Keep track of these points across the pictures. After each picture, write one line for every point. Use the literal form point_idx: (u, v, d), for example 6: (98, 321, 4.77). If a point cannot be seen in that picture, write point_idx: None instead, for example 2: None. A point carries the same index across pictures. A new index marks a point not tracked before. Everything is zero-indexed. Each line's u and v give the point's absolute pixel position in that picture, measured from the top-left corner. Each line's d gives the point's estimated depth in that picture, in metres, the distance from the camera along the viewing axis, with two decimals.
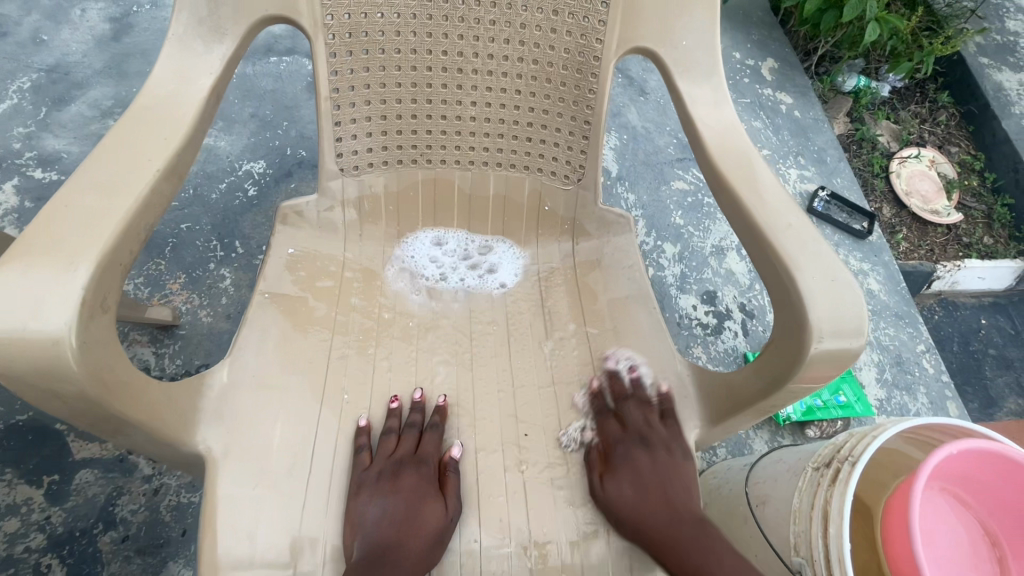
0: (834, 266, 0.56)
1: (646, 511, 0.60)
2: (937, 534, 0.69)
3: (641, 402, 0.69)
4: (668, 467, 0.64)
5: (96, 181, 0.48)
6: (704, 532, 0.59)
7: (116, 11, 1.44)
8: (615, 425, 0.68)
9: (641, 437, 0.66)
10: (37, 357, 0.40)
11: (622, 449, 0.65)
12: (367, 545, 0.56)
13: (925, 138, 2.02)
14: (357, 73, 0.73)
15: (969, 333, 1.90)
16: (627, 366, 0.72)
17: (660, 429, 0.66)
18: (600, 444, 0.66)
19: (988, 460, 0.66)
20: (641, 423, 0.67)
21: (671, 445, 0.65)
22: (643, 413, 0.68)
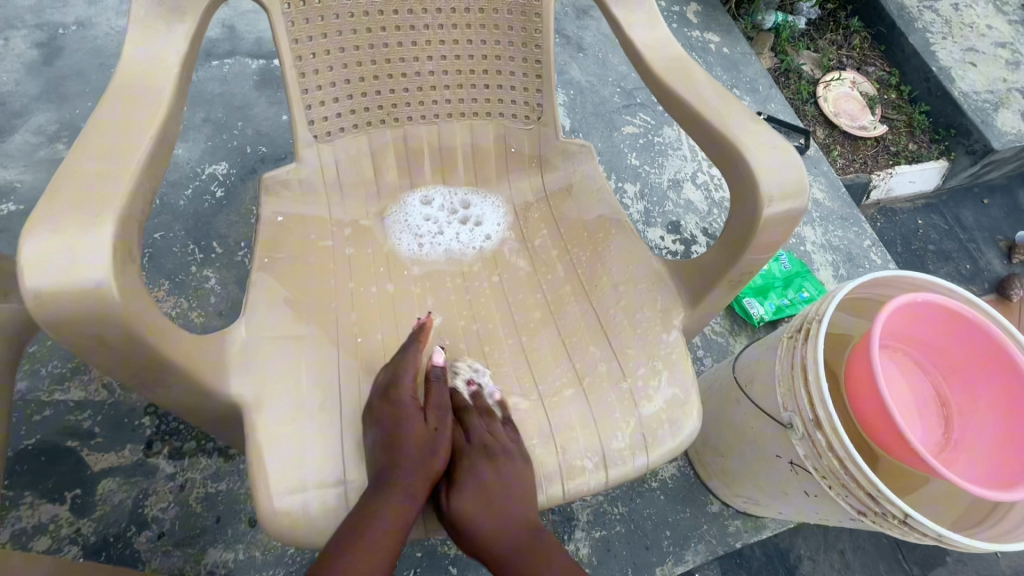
0: (772, 137, 0.64)
1: (493, 518, 0.62)
2: (894, 387, 0.80)
3: (481, 412, 0.68)
4: (509, 474, 0.63)
5: (93, 151, 0.51)
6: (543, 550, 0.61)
7: (42, 36, 1.41)
8: (457, 437, 0.66)
9: (485, 446, 0.65)
10: (87, 304, 0.43)
11: (468, 455, 0.64)
12: (374, 468, 0.60)
13: (845, 62, 2.17)
14: (316, 39, 0.76)
15: (909, 234, 2.07)
16: (466, 382, 0.71)
17: (498, 437, 0.65)
18: (447, 448, 0.65)
19: (947, 322, 0.76)
20: (483, 433, 0.66)
21: (511, 450, 0.64)
22: (485, 422, 0.67)
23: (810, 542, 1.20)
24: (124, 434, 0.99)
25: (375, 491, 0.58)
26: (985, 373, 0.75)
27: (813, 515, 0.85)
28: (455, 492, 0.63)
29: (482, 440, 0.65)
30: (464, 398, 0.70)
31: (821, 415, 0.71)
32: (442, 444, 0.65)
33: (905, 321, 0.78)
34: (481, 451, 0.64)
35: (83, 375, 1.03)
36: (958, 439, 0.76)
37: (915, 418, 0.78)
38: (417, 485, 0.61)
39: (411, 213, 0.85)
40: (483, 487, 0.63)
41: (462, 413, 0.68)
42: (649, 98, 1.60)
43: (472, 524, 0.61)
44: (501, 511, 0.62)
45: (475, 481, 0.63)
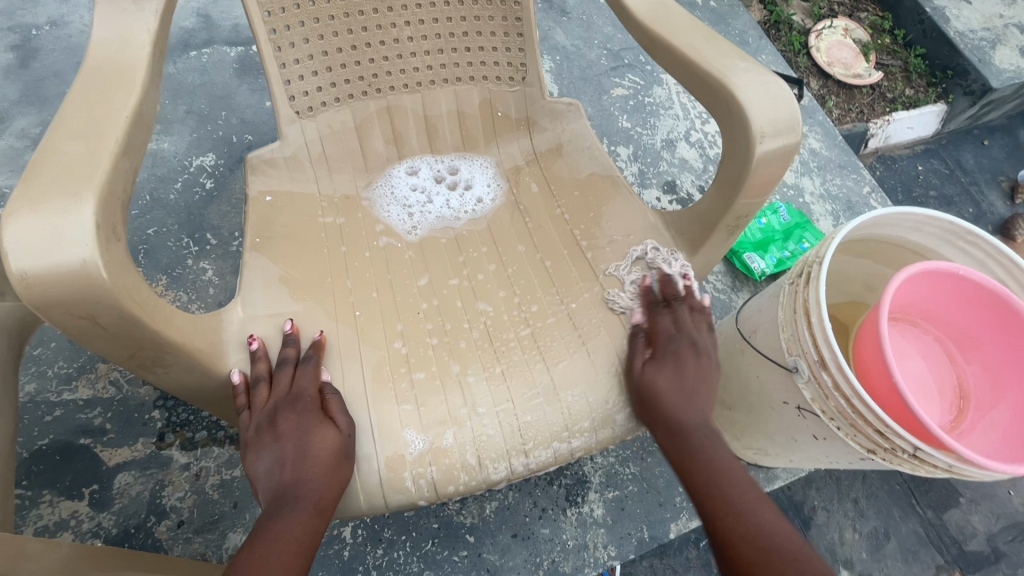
0: (762, 73, 0.62)
1: (680, 394, 0.65)
2: (915, 364, 0.80)
3: (691, 307, 0.72)
4: (707, 367, 0.67)
5: (69, 134, 0.50)
6: (713, 434, 0.64)
7: (15, 39, 1.39)
8: (669, 319, 0.70)
9: (692, 340, 0.69)
10: (73, 282, 0.43)
11: (672, 341, 0.69)
12: (269, 492, 0.58)
13: (835, 10, 2.12)
14: (289, 11, 0.74)
15: (909, 181, 2.03)
16: (680, 274, 0.74)
17: (700, 335, 0.69)
18: (646, 326, 0.70)
19: (987, 308, 0.73)
20: (670, 326, 0.69)
21: (699, 351, 0.68)
22: (689, 317, 0.71)
23: (823, 493, 1.21)
24: (135, 428, 1.00)
25: (270, 515, 0.56)
26: (1019, 376, 0.72)
27: (822, 459, 0.85)
28: (660, 366, 0.66)
29: (677, 326, 0.69)
30: (676, 288, 0.73)
31: (825, 355, 0.70)
32: (641, 323, 0.71)
33: (946, 294, 0.76)
34: (689, 343, 0.68)
35: (89, 373, 1.04)
36: (965, 429, 0.75)
37: (925, 398, 0.78)
38: (321, 497, 0.57)
39: (401, 189, 0.84)
40: (683, 370, 0.66)
41: (672, 300, 0.72)
42: (636, 58, 1.57)
43: (659, 398, 0.64)
44: (682, 394, 0.65)
45: (675, 364, 0.67)
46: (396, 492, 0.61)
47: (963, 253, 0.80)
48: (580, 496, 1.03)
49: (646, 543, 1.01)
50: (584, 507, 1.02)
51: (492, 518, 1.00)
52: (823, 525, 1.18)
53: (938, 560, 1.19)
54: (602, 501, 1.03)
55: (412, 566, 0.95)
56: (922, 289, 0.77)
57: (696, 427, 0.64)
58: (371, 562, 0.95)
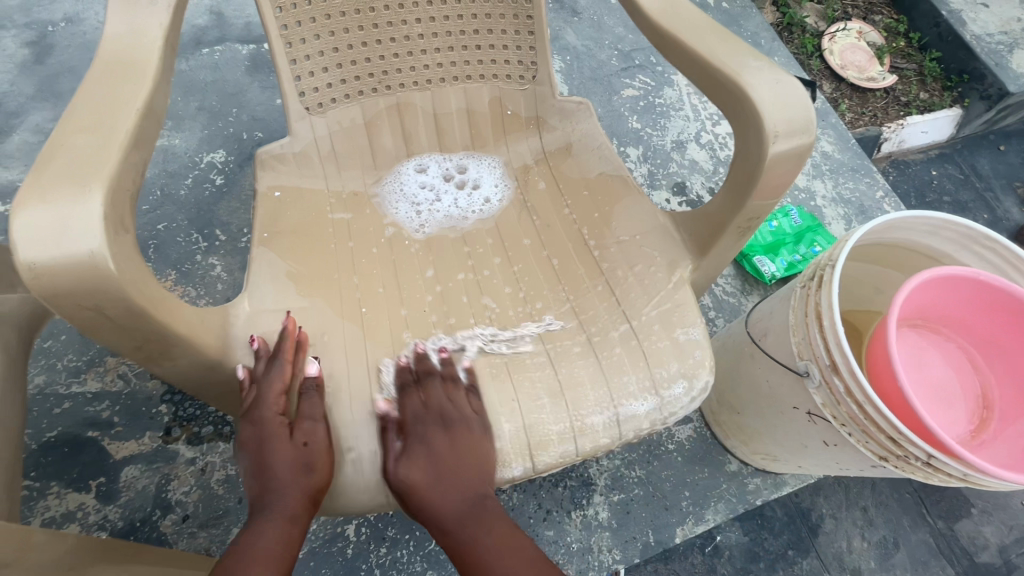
0: (776, 73, 0.61)
1: (432, 484, 0.61)
2: (935, 373, 0.79)
3: (445, 379, 0.66)
4: (461, 443, 0.63)
5: (79, 127, 0.50)
6: (480, 508, 0.62)
7: (32, 35, 1.40)
8: (417, 400, 0.65)
9: (441, 416, 0.64)
10: (82, 274, 0.43)
11: (418, 424, 0.63)
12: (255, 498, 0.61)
13: (849, 12, 2.10)
14: (301, 7, 0.74)
15: (923, 186, 2.00)
16: (436, 348, 0.70)
17: (455, 411, 0.64)
18: (395, 414, 0.63)
19: (1011, 315, 0.72)
20: (420, 408, 0.64)
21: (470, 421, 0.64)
22: (446, 389, 0.66)
23: (831, 501, 1.19)
24: (142, 422, 1.01)
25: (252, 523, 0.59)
26: None
27: (834, 466, 0.84)
28: (409, 458, 0.61)
29: (428, 407, 0.64)
30: (429, 362, 0.68)
31: (837, 359, 0.69)
32: (387, 412, 0.63)
33: (966, 302, 0.75)
34: (438, 420, 0.64)
35: (98, 366, 1.04)
36: (989, 439, 0.73)
37: (947, 406, 0.77)
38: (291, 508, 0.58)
39: (410, 186, 0.83)
40: (434, 454, 0.62)
41: (423, 377, 0.67)
42: (647, 59, 1.56)
43: (418, 494, 0.60)
44: (440, 478, 0.62)
45: (425, 449, 0.62)
46: (400, 491, 0.61)
47: (983, 258, 0.78)
48: (585, 499, 1.02)
49: (652, 547, 1.00)
50: (589, 510, 1.02)
51: None
52: (831, 533, 1.16)
53: (949, 572, 1.16)
54: (607, 503, 1.02)
55: (415, 565, 0.95)
56: (941, 296, 0.76)
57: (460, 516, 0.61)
58: (375, 560, 0.94)
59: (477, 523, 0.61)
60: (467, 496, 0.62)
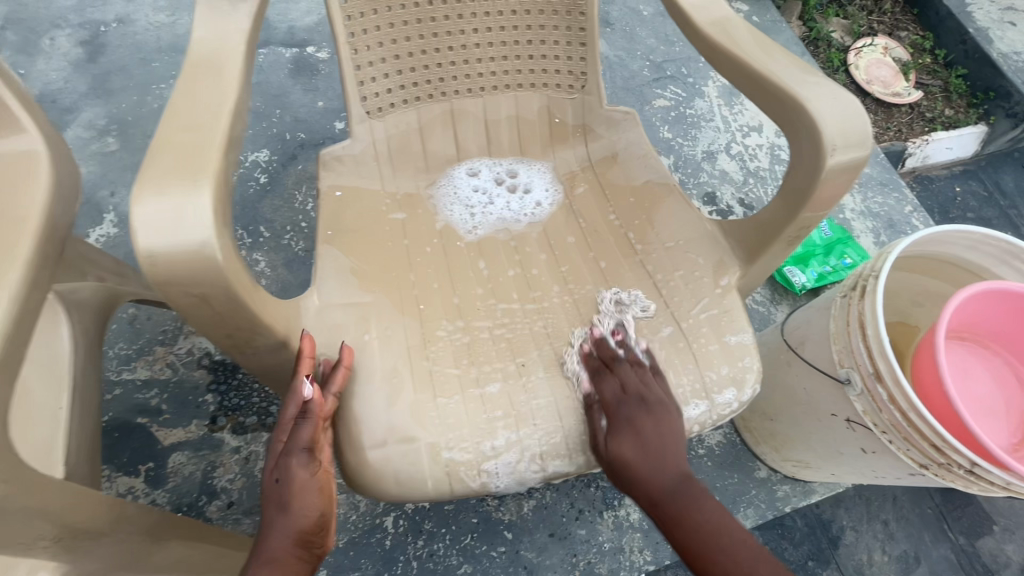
0: (832, 89, 0.64)
1: (646, 465, 0.63)
2: (980, 385, 0.80)
3: (632, 363, 0.69)
4: (664, 423, 0.64)
5: (181, 126, 0.54)
6: (690, 488, 0.62)
7: (85, 34, 1.45)
8: (615, 384, 0.67)
9: (641, 397, 0.65)
10: (194, 262, 0.46)
11: (622, 406, 0.65)
12: None
13: (875, 28, 2.12)
14: (368, 15, 0.78)
15: (947, 202, 2.00)
16: (612, 328, 0.73)
17: (654, 389, 0.66)
18: (594, 396, 0.68)
19: None
20: (622, 390, 0.66)
21: (664, 400, 0.66)
22: (637, 372, 0.68)
23: (852, 512, 1.19)
24: (189, 410, 1.04)
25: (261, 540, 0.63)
26: None
27: (869, 473, 0.85)
28: (618, 436, 0.64)
29: (624, 390, 0.66)
30: (610, 347, 0.71)
31: (880, 368, 0.71)
32: (589, 393, 0.68)
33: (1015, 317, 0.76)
34: (637, 400, 0.65)
35: (148, 355, 1.08)
36: None
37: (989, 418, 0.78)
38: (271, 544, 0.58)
39: (462, 191, 0.86)
40: (642, 436, 0.63)
41: (612, 361, 0.69)
42: (679, 70, 1.59)
43: (630, 470, 0.63)
44: (651, 457, 0.63)
45: (631, 429, 0.64)
46: (460, 482, 0.63)
47: None
48: (617, 500, 1.04)
49: None
50: (621, 511, 1.03)
51: (530, 515, 1.01)
52: (852, 545, 1.16)
53: None
54: (639, 505, 1.04)
55: (451, 559, 0.97)
56: (988, 310, 0.77)
57: (670, 496, 0.62)
58: (412, 552, 0.97)
59: (688, 501, 0.61)
60: (681, 474, 0.63)
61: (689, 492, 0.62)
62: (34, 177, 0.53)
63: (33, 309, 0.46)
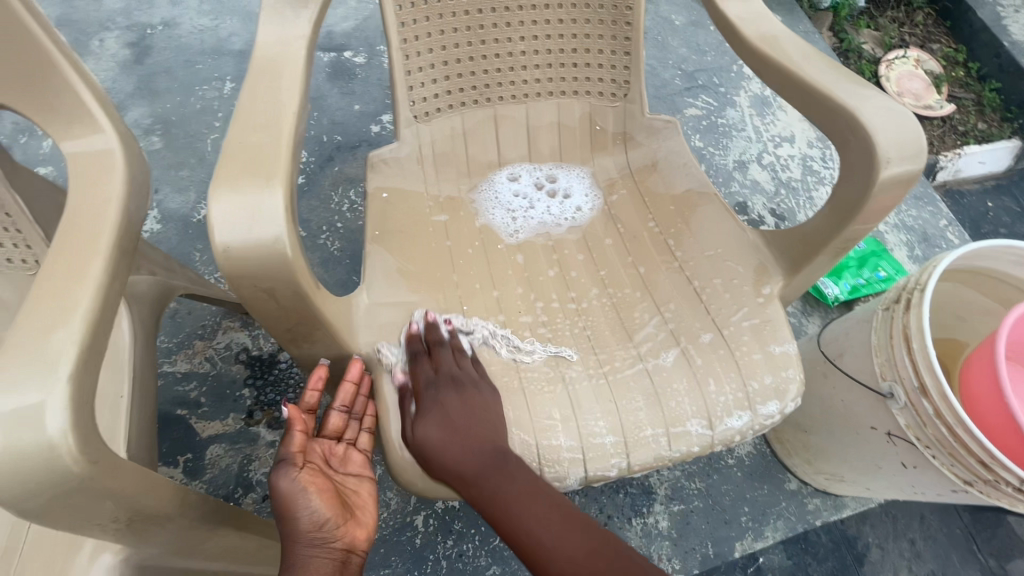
0: (885, 101, 0.64)
1: (452, 446, 0.64)
2: None
3: (454, 350, 0.70)
4: (473, 402, 0.66)
5: (251, 126, 0.56)
6: (502, 463, 0.63)
7: (132, 36, 1.50)
8: (428, 368, 0.68)
9: (452, 378, 0.67)
10: (266, 257, 0.48)
11: (432, 388, 0.67)
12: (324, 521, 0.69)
13: (907, 40, 2.10)
14: (420, 23, 0.80)
15: (978, 218, 1.94)
16: (443, 319, 0.73)
17: (467, 370, 0.69)
18: (408, 382, 0.67)
19: None
20: (455, 368, 0.68)
21: (478, 380, 0.68)
22: (454, 357, 0.70)
23: (878, 530, 1.09)
24: (227, 404, 1.06)
25: None
26: None
27: (907, 488, 0.85)
28: (424, 418, 0.64)
29: (441, 373, 0.68)
30: (438, 333, 0.71)
31: (926, 382, 0.70)
32: (404, 381, 0.67)
33: None
34: (449, 382, 0.67)
35: (188, 349, 1.11)
36: None
37: None
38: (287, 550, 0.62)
39: (503, 195, 0.88)
40: (448, 415, 0.65)
41: (434, 346, 0.70)
42: (711, 79, 1.59)
43: (432, 455, 0.63)
44: (453, 440, 0.64)
45: (439, 410, 0.65)
46: None
47: None
48: (646, 507, 1.04)
49: (711, 560, 1.01)
50: (649, 518, 1.04)
51: None
52: (878, 564, 1.06)
53: None
54: (668, 513, 1.04)
55: (480, 560, 0.98)
56: None
57: (478, 476, 0.63)
58: (442, 552, 0.98)
59: (501, 478, 0.63)
60: (494, 452, 0.64)
61: (500, 472, 0.63)
62: (112, 176, 0.56)
63: (115, 301, 0.49)
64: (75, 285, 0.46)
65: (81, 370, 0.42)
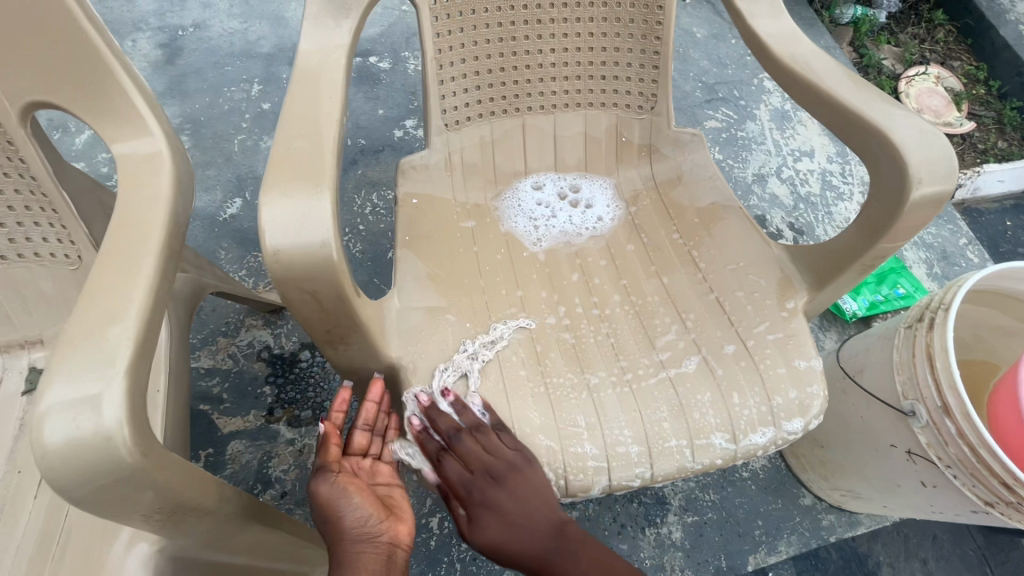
0: (916, 122, 0.65)
1: (512, 539, 0.64)
2: None
3: (470, 430, 0.65)
4: (517, 488, 0.63)
5: (297, 133, 0.57)
6: (561, 542, 0.64)
7: (164, 37, 1.54)
8: (457, 464, 0.65)
9: (485, 471, 0.64)
10: (312, 261, 0.50)
11: (472, 490, 0.64)
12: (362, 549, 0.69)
13: (927, 57, 2.10)
14: (454, 34, 0.82)
15: (996, 235, 1.89)
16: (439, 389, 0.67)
17: (497, 457, 0.64)
18: (441, 481, 0.66)
19: None
20: (483, 459, 0.64)
21: (512, 462, 0.64)
22: (475, 440, 0.65)
23: (889, 548, 1.08)
24: (249, 400, 1.08)
25: None
26: None
27: (926, 507, 0.85)
28: (479, 521, 0.64)
29: (472, 466, 0.64)
30: (447, 413, 0.66)
31: (950, 402, 0.70)
32: (435, 479, 0.66)
33: None
34: (484, 477, 0.64)
35: (211, 345, 1.13)
36: None
37: None
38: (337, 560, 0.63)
39: (528, 204, 0.89)
40: (500, 513, 0.64)
41: (451, 438, 0.65)
42: (731, 92, 1.60)
43: (498, 548, 0.64)
44: (512, 530, 0.64)
45: (491, 509, 0.64)
46: None
47: None
48: (660, 517, 1.05)
49: (724, 572, 1.01)
50: (663, 528, 1.04)
51: None
52: None
53: None
54: (681, 524, 1.04)
55: (493, 564, 0.98)
56: None
57: (544, 556, 0.64)
58: (457, 554, 0.99)
59: (563, 553, 0.64)
60: (549, 529, 0.64)
61: (563, 548, 0.64)
62: (161, 177, 0.58)
63: (165, 299, 0.50)
64: (130, 282, 0.48)
65: (136, 364, 0.44)
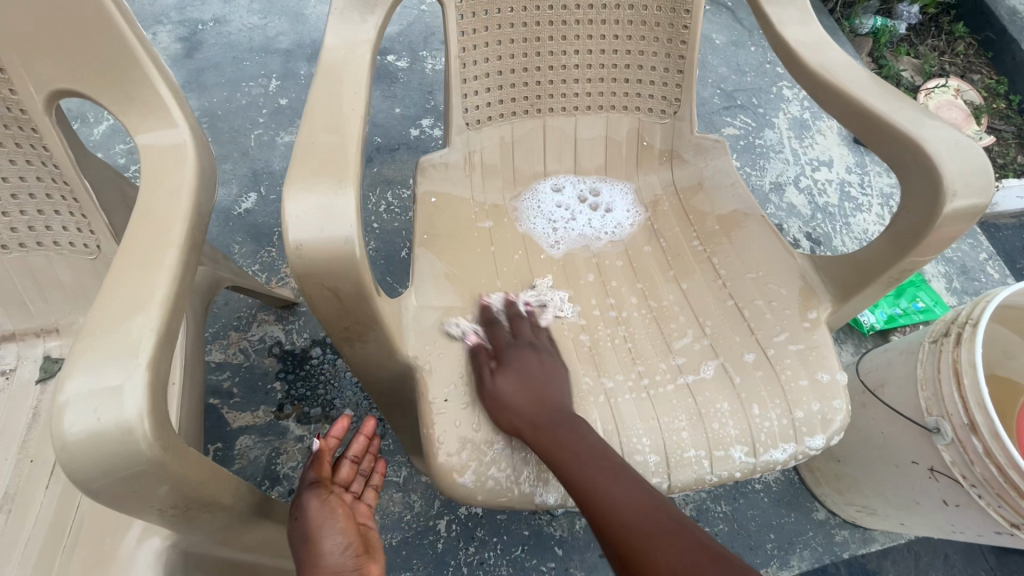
0: (949, 132, 0.63)
1: (523, 399, 0.65)
2: None
3: (533, 323, 0.74)
4: (553, 371, 0.69)
5: (321, 128, 0.57)
6: (571, 424, 0.64)
7: (184, 31, 1.54)
8: (508, 333, 0.72)
9: (532, 343, 0.71)
10: (336, 257, 0.49)
11: (510, 351, 0.70)
12: None
13: (947, 69, 2.07)
14: (479, 32, 0.81)
15: (1014, 251, 1.86)
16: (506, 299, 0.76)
17: (544, 341, 0.73)
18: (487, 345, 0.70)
19: None
20: (529, 334, 0.72)
21: (553, 353, 0.72)
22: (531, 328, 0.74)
23: (899, 565, 1.06)
24: (259, 396, 1.07)
25: None
26: None
27: (947, 527, 0.83)
28: (501, 372, 0.67)
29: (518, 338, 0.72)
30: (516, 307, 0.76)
31: (977, 420, 0.68)
32: (483, 342, 0.71)
33: None
34: (529, 348, 0.71)
35: (223, 339, 1.12)
36: None
37: None
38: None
39: (546, 206, 0.88)
40: (526, 370, 0.68)
41: (512, 319, 0.74)
42: (750, 100, 1.59)
43: (505, 405, 0.64)
44: (527, 390, 0.66)
45: (519, 366, 0.68)
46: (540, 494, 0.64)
47: None
48: None
49: None
50: None
51: (580, 534, 1.01)
52: None
53: None
54: None
55: (500, 569, 0.97)
56: None
57: (545, 424, 0.63)
58: (464, 558, 0.97)
59: (567, 431, 0.63)
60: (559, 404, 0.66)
61: (565, 428, 0.63)
62: (183, 169, 0.57)
63: (187, 292, 0.50)
64: (151, 273, 0.47)
65: (157, 356, 0.44)
